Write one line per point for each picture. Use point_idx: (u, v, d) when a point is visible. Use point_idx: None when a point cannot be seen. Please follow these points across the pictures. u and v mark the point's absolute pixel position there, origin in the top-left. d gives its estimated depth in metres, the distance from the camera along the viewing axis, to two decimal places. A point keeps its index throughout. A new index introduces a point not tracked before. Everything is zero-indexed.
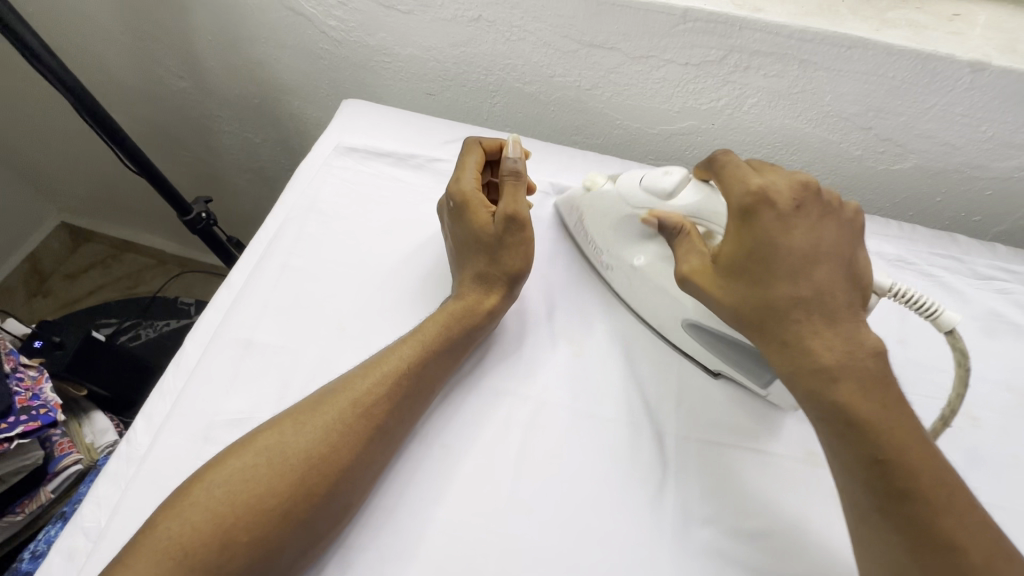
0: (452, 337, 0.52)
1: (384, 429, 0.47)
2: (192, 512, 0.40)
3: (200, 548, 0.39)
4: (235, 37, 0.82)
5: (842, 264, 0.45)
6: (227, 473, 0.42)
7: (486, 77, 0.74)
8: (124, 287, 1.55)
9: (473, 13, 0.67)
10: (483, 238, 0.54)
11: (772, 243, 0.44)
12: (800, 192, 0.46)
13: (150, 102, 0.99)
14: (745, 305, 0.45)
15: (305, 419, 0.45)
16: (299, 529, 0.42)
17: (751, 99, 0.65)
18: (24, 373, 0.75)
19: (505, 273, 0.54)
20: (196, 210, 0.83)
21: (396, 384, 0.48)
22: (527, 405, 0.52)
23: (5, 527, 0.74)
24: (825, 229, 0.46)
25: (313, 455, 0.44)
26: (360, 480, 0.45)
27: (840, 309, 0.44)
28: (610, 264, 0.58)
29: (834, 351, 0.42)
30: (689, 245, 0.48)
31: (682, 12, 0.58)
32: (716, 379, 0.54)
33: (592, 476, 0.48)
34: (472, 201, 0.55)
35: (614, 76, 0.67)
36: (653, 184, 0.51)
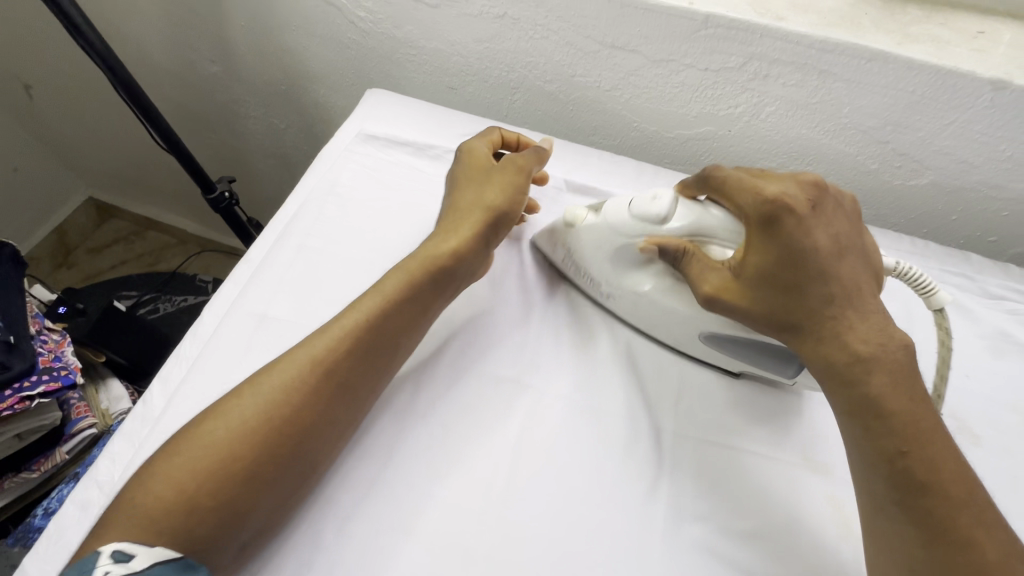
0: (415, 286, 0.51)
1: (344, 383, 0.46)
2: (152, 484, 0.40)
3: (163, 514, 0.39)
4: (267, 24, 0.84)
5: (861, 255, 0.47)
6: (190, 441, 0.42)
7: (509, 74, 0.75)
8: (145, 263, 1.59)
9: (498, 11, 0.68)
10: (482, 174, 0.58)
11: (799, 246, 0.45)
12: (812, 191, 0.47)
13: (182, 85, 1.02)
14: (779, 310, 0.46)
15: (262, 381, 0.45)
16: (266, 491, 0.42)
17: (769, 107, 0.65)
18: (48, 336, 0.78)
19: (485, 204, 0.55)
20: (220, 189, 0.86)
21: (356, 338, 0.48)
22: (528, 394, 0.53)
23: (21, 484, 0.77)
24: (838, 223, 0.47)
25: (273, 417, 0.44)
26: (322, 439, 0.45)
27: (870, 303, 0.45)
28: (611, 292, 0.57)
29: (875, 343, 0.43)
30: (702, 266, 0.48)
31: (704, 17, 0.59)
32: (739, 379, 0.55)
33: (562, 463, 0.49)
34: (479, 149, 0.60)
35: (634, 79, 0.68)
36: (644, 211, 0.51)
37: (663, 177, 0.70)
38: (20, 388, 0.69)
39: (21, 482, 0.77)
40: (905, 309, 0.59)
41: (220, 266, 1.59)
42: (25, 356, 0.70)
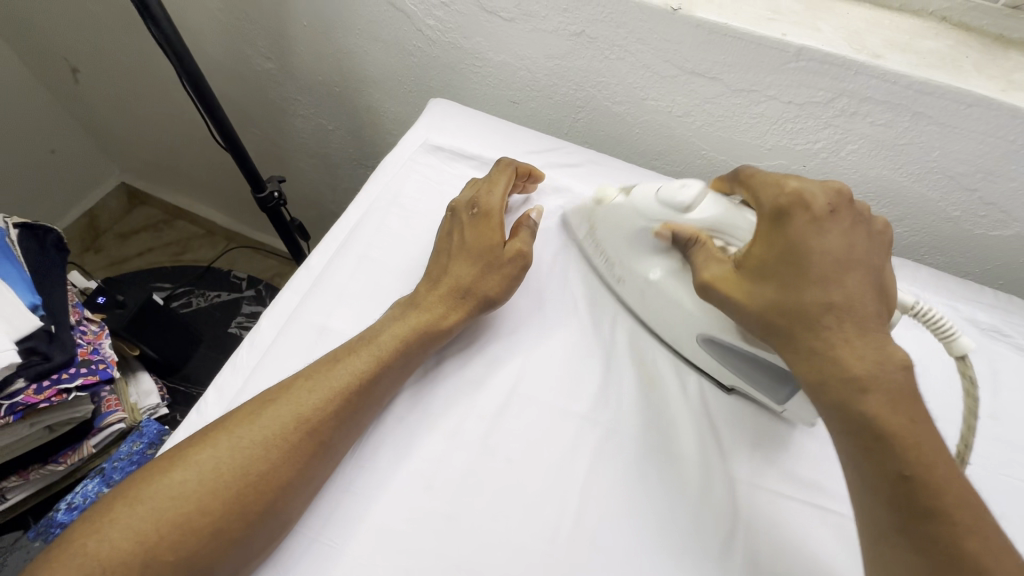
0: (407, 351, 0.51)
1: (326, 443, 0.46)
2: (112, 530, 0.41)
3: (123, 565, 0.40)
4: (330, 26, 0.83)
5: (871, 271, 0.43)
6: (158, 488, 0.42)
7: (576, 92, 0.73)
8: (171, 252, 1.58)
9: (576, 28, 0.66)
10: (485, 244, 0.55)
11: (806, 245, 0.43)
12: (834, 199, 0.45)
13: (233, 79, 1.01)
14: (770, 310, 0.44)
15: (241, 432, 0.45)
16: (233, 548, 0.42)
17: (850, 145, 0.63)
18: (87, 327, 0.77)
19: (482, 294, 0.54)
20: (269, 188, 0.84)
21: (342, 401, 0.47)
22: (596, 430, 0.50)
23: (47, 474, 0.76)
24: (858, 239, 0.44)
25: (247, 472, 0.44)
26: (298, 497, 0.45)
27: (870, 321, 0.42)
28: (622, 277, 0.57)
29: (871, 361, 0.40)
30: (706, 256, 0.49)
31: (797, 50, 0.57)
32: (729, 395, 0.53)
33: (569, 523, 0.46)
34: (494, 216, 0.56)
35: (710, 106, 0.66)
36: (670, 197, 0.51)
37: None
38: (60, 379, 0.67)
39: (47, 472, 0.76)
40: (991, 367, 0.56)
41: (247, 261, 1.58)
42: (65, 347, 0.68)
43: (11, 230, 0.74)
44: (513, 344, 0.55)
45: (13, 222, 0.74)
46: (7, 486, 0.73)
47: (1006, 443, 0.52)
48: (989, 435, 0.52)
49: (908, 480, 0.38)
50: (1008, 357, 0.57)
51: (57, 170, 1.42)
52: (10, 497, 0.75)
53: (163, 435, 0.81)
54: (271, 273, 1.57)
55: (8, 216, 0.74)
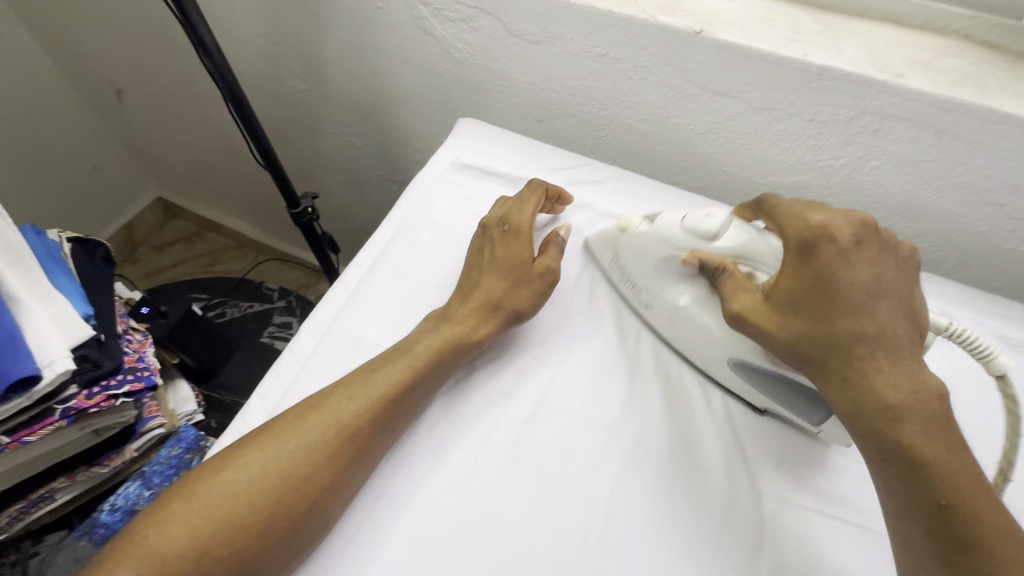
0: (441, 360, 0.53)
1: (364, 449, 0.48)
2: (168, 526, 0.43)
3: (178, 559, 0.42)
4: (363, 49, 0.86)
5: (900, 298, 0.45)
6: (208, 487, 0.45)
7: (599, 111, 0.75)
8: (203, 264, 1.64)
9: (600, 50, 0.68)
10: (518, 262, 0.57)
11: (835, 278, 0.43)
12: (860, 230, 0.45)
13: (269, 100, 1.06)
14: (803, 340, 0.44)
15: (285, 436, 0.47)
16: (276, 547, 0.44)
17: (873, 161, 0.64)
18: (132, 336, 0.81)
19: (512, 308, 0.56)
20: (303, 204, 0.88)
21: (381, 409, 0.49)
22: (623, 441, 0.51)
23: (93, 476, 0.79)
24: (885, 266, 0.45)
25: (291, 475, 0.46)
26: (338, 500, 0.47)
27: (904, 351, 0.43)
28: (650, 303, 0.57)
29: (906, 390, 0.41)
30: (736, 285, 0.48)
31: (818, 69, 0.58)
32: (762, 417, 0.54)
33: (596, 531, 0.47)
34: (523, 234, 0.58)
35: (732, 124, 0.68)
36: (694, 226, 0.50)
37: None
38: (108, 385, 0.70)
39: (92, 475, 0.79)
40: None
41: (274, 272, 1.63)
42: (114, 355, 0.71)
43: (66, 243, 0.79)
44: (542, 357, 0.56)
45: (67, 237, 0.80)
46: (55, 487, 0.77)
47: None
48: (1020, 452, 0.52)
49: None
50: None
51: (99, 185, 1.49)
52: (57, 497, 0.79)
53: (200, 441, 0.84)
54: (297, 284, 1.62)
55: (63, 232, 0.80)
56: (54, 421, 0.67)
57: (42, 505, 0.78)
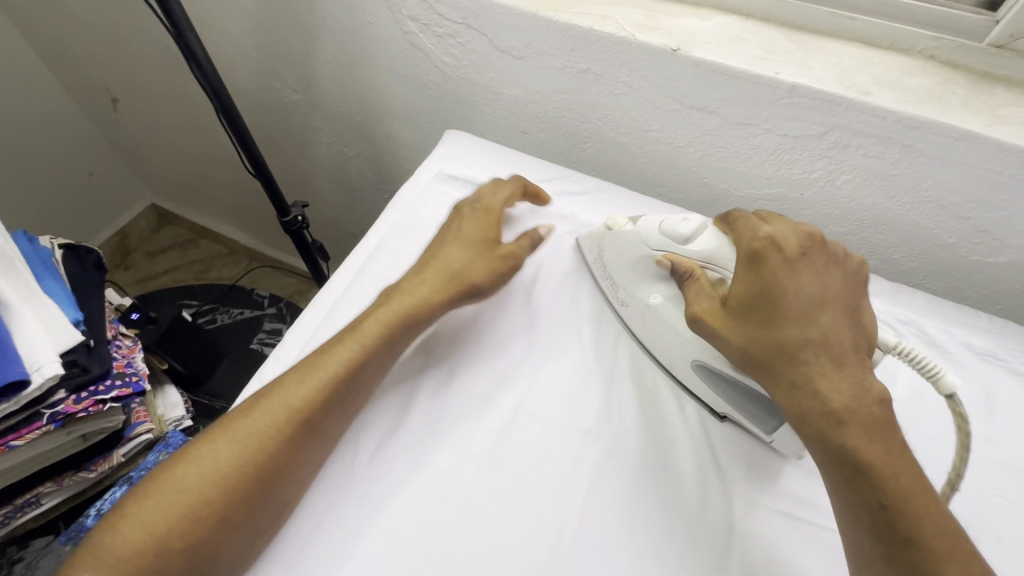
0: (392, 335, 0.55)
1: (316, 430, 0.50)
2: (127, 523, 0.45)
3: (138, 554, 0.44)
4: (353, 62, 0.88)
5: (846, 307, 0.47)
6: (165, 483, 0.46)
7: (583, 124, 0.77)
8: (196, 270, 1.65)
9: (582, 66, 0.71)
10: (482, 240, 0.60)
11: (782, 286, 0.47)
12: (806, 241, 0.49)
13: (262, 110, 1.08)
14: (751, 345, 0.47)
15: (238, 426, 0.49)
16: (237, 529, 0.46)
17: (845, 175, 0.66)
18: (122, 342, 0.82)
19: (468, 281, 0.58)
20: (294, 213, 0.89)
21: (332, 389, 0.51)
22: (598, 445, 0.53)
23: (79, 481, 0.80)
24: (831, 277, 0.48)
25: (245, 461, 0.47)
26: (294, 480, 0.49)
27: (848, 356, 0.45)
28: (626, 301, 0.60)
29: (848, 395, 0.44)
30: (699, 291, 0.51)
31: (790, 87, 0.60)
32: (722, 422, 0.55)
33: (543, 501, 0.50)
34: (490, 215, 0.62)
35: (710, 138, 0.70)
36: (671, 229, 0.53)
37: None
38: (96, 390, 0.71)
39: (79, 480, 0.80)
40: (987, 391, 0.57)
41: (267, 279, 1.64)
42: (103, 360, 0.72)
43: (57, 250, 0.81)
44: (495, 343, 0.59)
45: (57, 244, 0.82)
46: (43, 492, 0.78)
47: (1000, 465, 0.53)
48: (983, 458, 0.54)
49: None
50: (1003, 381, 0.58)
51: (93, 192, 1.50)
52: (44, 502, 0.79)
53: None
54: (290, 291, 1.63)
55: (54, 239, 0.81)
56: (42, 426, 0.67)
57: (28, 510, 0.78)
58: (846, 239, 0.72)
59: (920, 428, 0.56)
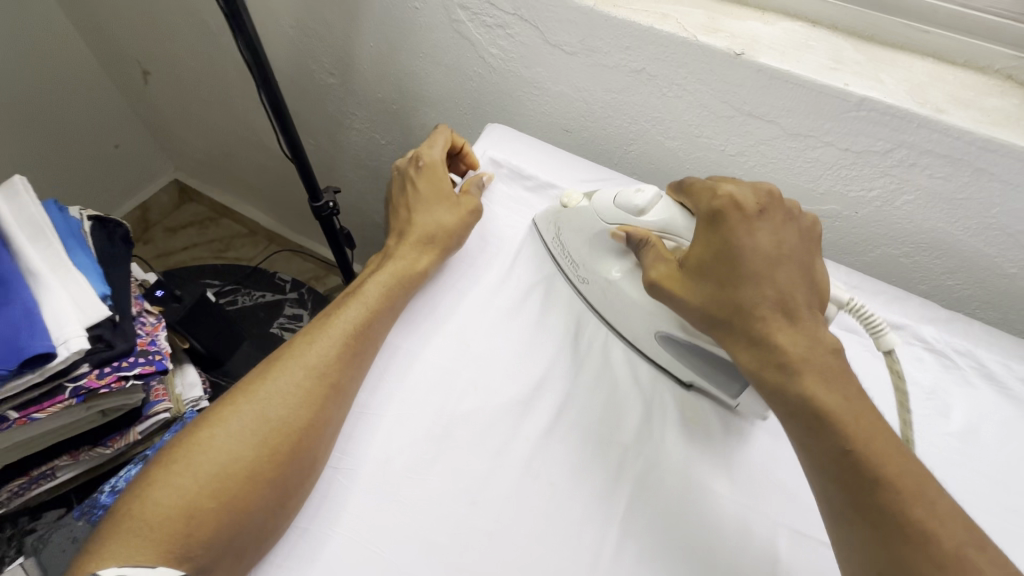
0: (393, 296, 0.58)
1: (335, 388, 0.51)
2: (154, 492, 0.45)
3: (169, 519, 0.43)
4: (395, 49, 0.87)
5: (801, 266, 0.47)
6: (192, 451, 0.47)
7: (630, 125, 0.75)
8: (215, 249, 1.65)
9: (636, 65, 0.68)
10: (440, 193, 0.64)
11: (738, 244, 0.46)
12: (765, 199, 0.48)
13: (296, 91, 1.06)
14: (710, 306, 0.47)
15: (258, 391, 0.50)
16: (267, 489, 0.46)
17: (906, 196, 0.63)
18: (146, 319, 0.80)
19: (447, 234, 0.62)
20: (325, 199, 0.88)
21: (344, 346, 0.53)
22: (639, 460, 0.51)
23: (96, 457, 0.79)
24: (786, 236, 0.48)
25: (269, 420, 0.49)
26: (318, 436, 0.49)
27: (801, 311, 0.45)
28: (586, 277, 0.60)
29: (803, 346, 0.44)
30: (654, 256, 0.52)
31: (858, 99, 0.58)
32: (687, 391, 0.56)
33: (568, 483, 0.49)
34: (437, 170, 0.66)
35: (765, 147, 0.67)
36: (627, 200, 0.54)
37: None
38: (119, 367, 0.69)
39: (95, 455, 0.79)
40: None
41: (284, 264, 1.63)
42: (126, 336, 0.70)
43: (86, 221, 0.79)
44: (506, 325, 0.58)
45: (87, 215, 0.81)
46: (59, 465, 0.77)
47: None
48: None
49: (957, 549, 0.37)
50: None
51: (118, 164, 1.50)
52: (59, 475, 0.78)
53: None
54: (307, 276, 1.62)
55: (84, 209, 0.80)
56: (64, 400, 0.66)
57: (42, 483, 0.77)
58: (898, 261, 0.69)
59: (975, 464, 0.53)
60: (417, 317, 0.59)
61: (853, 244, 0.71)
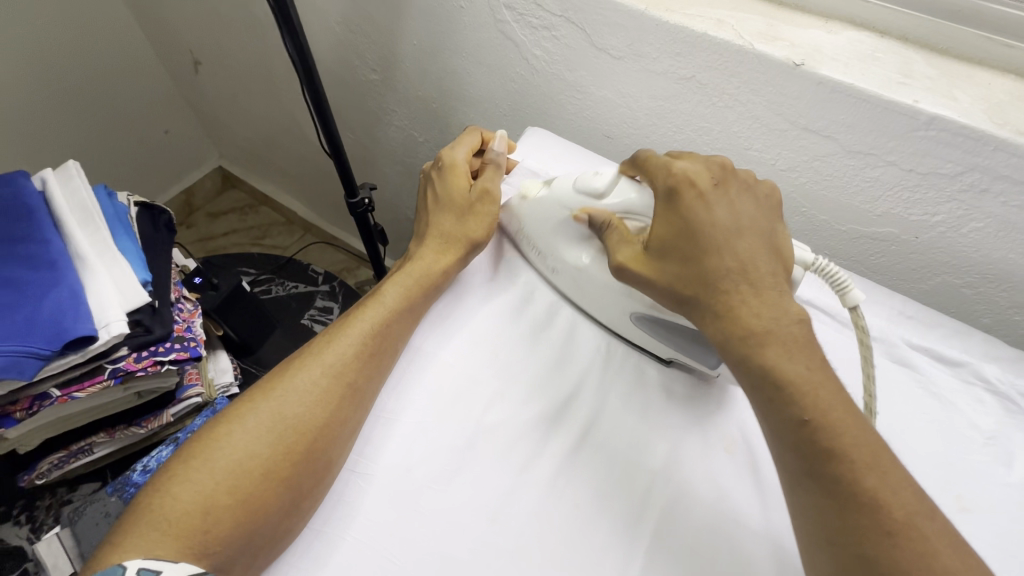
0: (415, 298, 0.57)
1: (355, 391, 0.51)
2: (173, 485, 0.45)
3: (187, 514, 0.44)
4: (437, 47, 0.86)
5: (763, 235, 0.48)
6: (209, 447, 0.47)
7: (675, 134, 0.72)
8: (252, 236, 1.69)
9: (686, 73, 0.65)
10: (456, 195, 0.62)
11: (696, 220, 0.48)
12: (716, 172, 0.50)
13: (338, 85, 1.07)
14: (678, 283, 0.48)
15: (276, 389, 0.50)
16: (283, 489, 0.46)
17: (974, 223, 0.58)
18: (183, 305, 0.82)
19: (466, 236, 0.60)
20: (361, 195, 0.88)
21: (363, 347, 0.53)
22: (667, 488, 0.48)
23: (130, 436, 0.81)
24: (742, 206, 0.49)
25: (286, 419, 0.49)
26: (336, 438, 0.49)
27: (766, 281, 0.46)
28: (555, 267, 0.58)
29: (766, 318, 0.44)
30: (618, 238, 0.52)
31: (928, 118, 0.54)
32: (669, 367, 0.56)
33: (589, 506, 0.47)
34: (455, 169, 0.63)
35: (819, 164, 0.64)
36: (586, 185, 0.54)
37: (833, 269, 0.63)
38: (156, 352, 0.71)
39: (130, 434, 0.81)
40: None
41: (318, 254, 1.66)
42: (164, 322, 0.71)
43: (132, 207, 0.82)
44: (533, 335, 0.57)
45: (134, 201, 0.83)
46: (96, 440, 0.79)
47: None
48: None
49: None
50: None
51: (166, 149, 1.55)
52: (95, 451, 0.81)
53: None
54: (339, 267, 1.65)
55: (131, 195, 0.83)
56: (103, 380, 0.68)
57: (80, 457, 0.80)
58: (960, 291, 0.64)
59: None
60: (439, 322, 0.57)
61: (909, 270, 0.66)
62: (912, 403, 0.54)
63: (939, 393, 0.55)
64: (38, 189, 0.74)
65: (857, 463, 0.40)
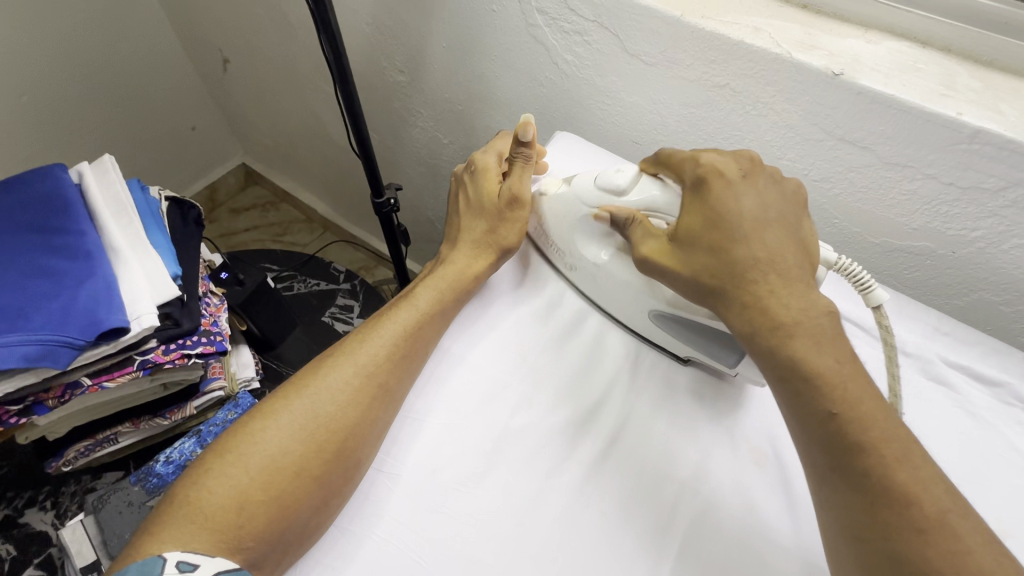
0: (445, 301, 0.57)
1: (385, 392, 0.51)
2: (208, 478, 0.46)
3: (222, 509, 0.44)
4: (467, 51, 0.86)
5: (789, 229, 0.48)
6: (243, 443, 0.48)
7: (706, 142, 0.71)
8: (273, 233, 1.71)
9: (720, 80, 0.65)
10: (486, 199, 0.62)
11: (725, 208, 0.48)
12: (745, 165, 0.51)
13: (365, 86, 1.08)
14: (704, 272, 0.47)
15: (310, 388, 0.51)
16: (314, 487, 0.46)
17: (1016, 239, 0.57)
18: (211, 299, 0.83)
19: (498, 242, 0.61)
20: (387, 195, 0.89)
21: (394, 349, 0.53)
22: (694, 499, 0.48)
23: (155, 426, 0.82)
24: (770, 198, 0.49)
25: (319, 418, 0.49)
26: (366, 438, 0.49)
27: (794, 273, 0.46)
28: (573, 263, 0.59)
29: (797, 309, 0.44)
30: (642, 232, 0.52)
31: (973, 131, 0.52)
32: (685, 366, 0.56)
33: (616, 515, 0.47)
34: (487, 172, 0.63)
35: (854, 175, 0.63)
36: (607, 181, 0.54)
37: (865, 283, 0.62)
38: (183, 345, 0.72)
39: (154, 425, 0.82)
40: None
41: (338, 253, 1.67)
42: (192, 316, 0.73)
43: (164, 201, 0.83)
44: (561, 340, 0.57)
45: (165, 196, 0.84)
46: (121, 430, 0.80)
47: None
48: None
49: None
50: None
51: (192, 146, 1.58)
52: (120, 440, 0.82)
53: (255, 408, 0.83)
54: (358, 265, 1.66)
55: (162, 190, 0.84)
56: (132, 370, 0.69)
57: (105, 446, 0.81)
58: (997, 309, 0.63)
59: None
60: (468, 325, 0.57)
61: (944, 286, 0.65)
62: (949, 421, 0.53)
63: (976, 412, 0.54)
64: (75, 182, 0.76)
65: (900, 474, 0.39)
